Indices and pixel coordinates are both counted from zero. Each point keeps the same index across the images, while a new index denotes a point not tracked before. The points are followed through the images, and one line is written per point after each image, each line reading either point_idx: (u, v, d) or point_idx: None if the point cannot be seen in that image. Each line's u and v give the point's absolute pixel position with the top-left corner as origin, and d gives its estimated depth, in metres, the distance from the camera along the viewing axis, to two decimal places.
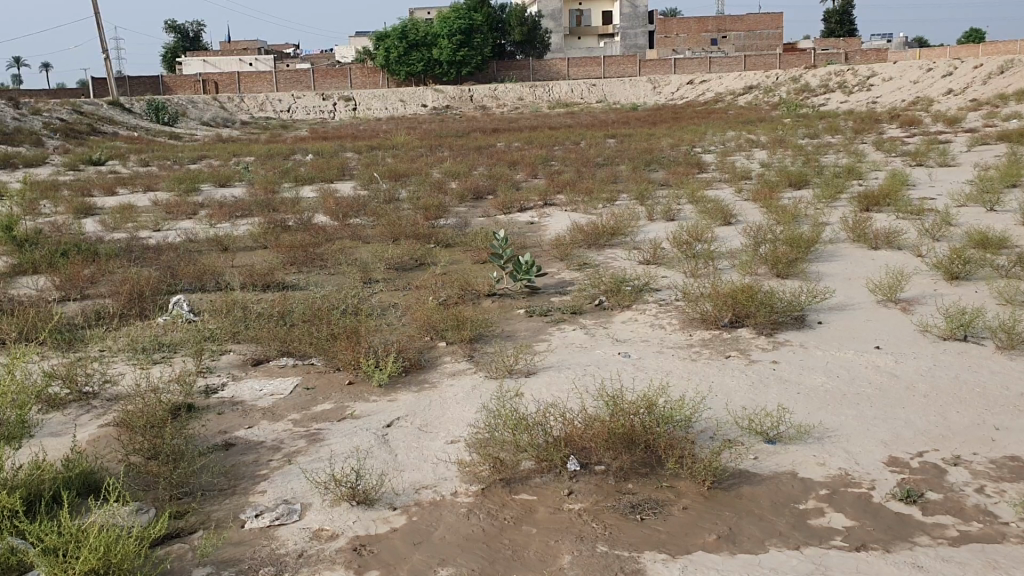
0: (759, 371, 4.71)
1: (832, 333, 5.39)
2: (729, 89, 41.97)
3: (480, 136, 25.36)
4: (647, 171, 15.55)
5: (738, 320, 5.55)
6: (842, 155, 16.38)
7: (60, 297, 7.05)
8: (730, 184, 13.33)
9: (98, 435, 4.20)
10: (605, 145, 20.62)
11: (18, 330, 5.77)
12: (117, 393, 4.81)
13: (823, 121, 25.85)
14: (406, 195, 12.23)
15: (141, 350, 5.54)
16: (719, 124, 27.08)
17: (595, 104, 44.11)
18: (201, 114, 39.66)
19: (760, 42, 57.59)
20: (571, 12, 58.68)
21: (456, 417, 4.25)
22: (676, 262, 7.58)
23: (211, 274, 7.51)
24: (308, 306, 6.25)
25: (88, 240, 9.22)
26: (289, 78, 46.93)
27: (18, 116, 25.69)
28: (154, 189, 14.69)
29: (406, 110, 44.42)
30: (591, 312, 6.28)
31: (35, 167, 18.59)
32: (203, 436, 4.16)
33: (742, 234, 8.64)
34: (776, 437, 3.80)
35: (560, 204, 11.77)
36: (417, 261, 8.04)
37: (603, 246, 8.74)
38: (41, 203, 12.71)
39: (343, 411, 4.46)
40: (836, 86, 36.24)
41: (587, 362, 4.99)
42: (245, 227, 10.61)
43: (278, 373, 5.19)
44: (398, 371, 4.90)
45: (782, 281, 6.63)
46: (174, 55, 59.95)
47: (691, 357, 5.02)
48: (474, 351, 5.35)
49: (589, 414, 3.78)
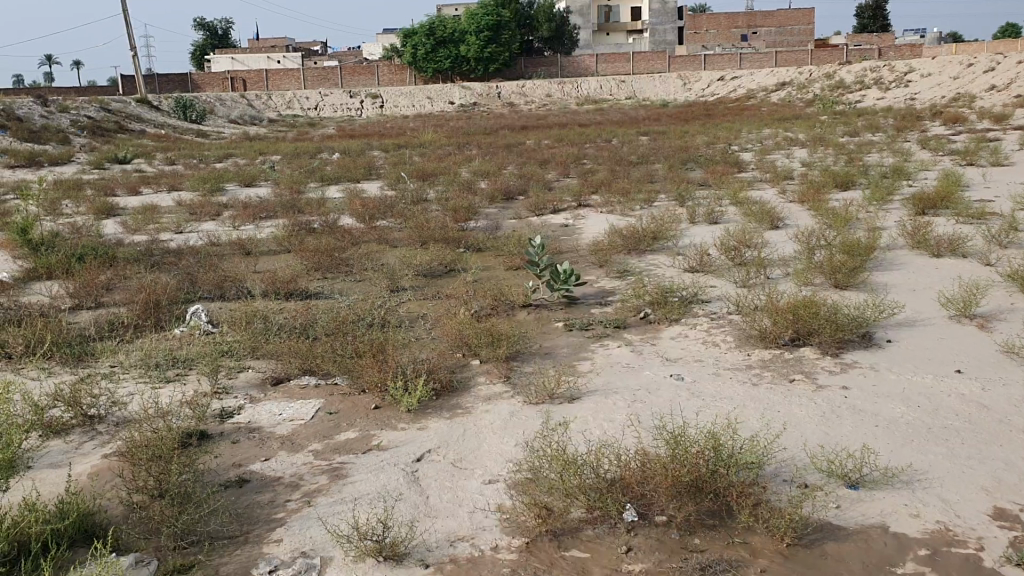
0: (828, 399, 4.25)
1: (903, 353, 4.90)
2: (761, 86, 41.21)
3: (509, 133, 24.94)
4: (684, 170, 15.03)
5: (799, 337, 5.09)
6: (887, 154, 15.75)
7: (73, 305, 6.69)
8: (772, 184, 12.82)
9: (100, 470, 3.80)
10: (638, 143, 20.15)
11: (26, 343, 5.41)
12: (125, 417, 4.40)
13: (863, 118, 25.16)
14: (436, 195, 11.80)
15: (155, 367, 5.16)
16: (753, 121, 26.47)
17: (624, 100, 43.52)
18: (228, 112, 39.58)
19: (792, 38, 56.71)
20: (600, 7, 57.99)
21: (495, 450, 3.83)
22: (725, 271, 7.11)
23: (232, 281, 7.12)
24: (333, 318, 5.86)
25: (108, 243, 8.91)
26: (318, 75, 46.79)
27: (46, 114, 25.62)
28: (178, 188, 14.41)
29: (434, 107, 44.08)
30: (637, 326, 5.84)
31: (61, 165, 18.41)
32: (214, 470, 3.76)
33: (792, 239, 8.14)
34: (858, 481, 3.34)
35: (595, 206, 11.30)
36: (447, 267, 7.62)
37: (644, 251, 8.28)
38: (63, 202, 12.43)
39: (369, 440, 4.04)
40: (872, 82, 35.40)
41: (636, 387, 4.56)
42: (269, 229, 10.26)
43: (299, 394, 4.78)
44: (429, 394, 4.49)
45: (842, 293, 6.15)
46: (204, 52, 60.13)
47: (752, 381, 4.56)
48: (512, 370, 4.92)
49: (648, 454, 3.34)
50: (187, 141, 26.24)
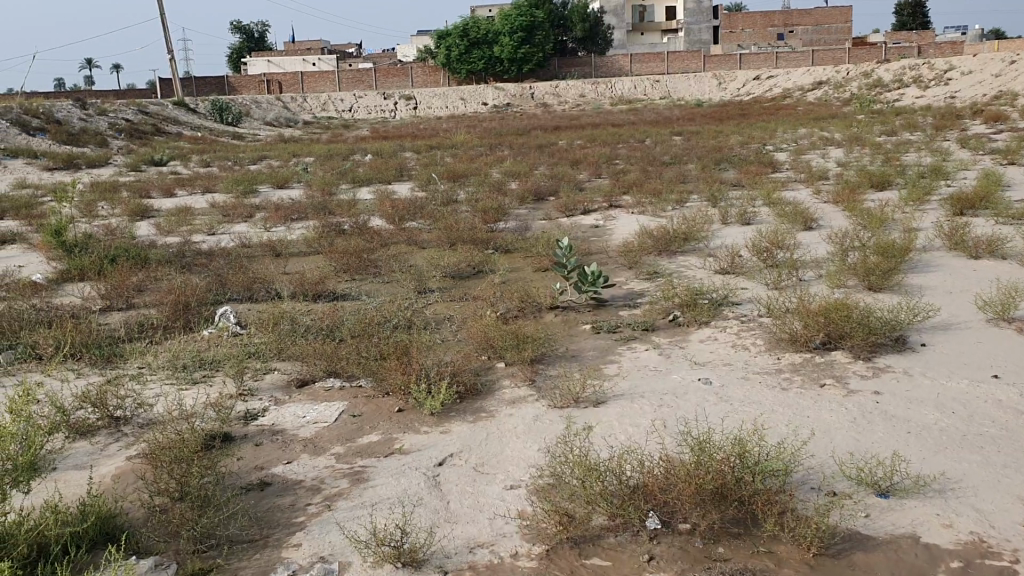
0: (859, 404, 4.15)
1: (939, 357, 4.78)
2: (797, 85, 40.76)
3: (542, 134, 24.87)
4: (717, 170, 14.89)
5: (831, 341, 4.99)
6: (925, 153, 15.49)
7: (104, 306, 6.74)
8: (807, 184, 12.66)
9: (123, 472, 3.81)
10: (671, 143, 20.00)
11: (56, 344, 5.46)
12: (151, 418, 4.42)
13: (901, 117, 24.78)
14: (466, 197, 11.78)
15: (182, 368, 5.18)
16: (789, 121, 26.17)
17: (659, 100, 43.27)
18: (264, 114, 39.92)
19: (829, 36, 56.05)
20: (634, 7, 57.74)
21: (517, 455, 3.79)
22: (756, 273, 7.00)
23: (261, 283, 7.14)
24: (359, 319, 5.85)
25: (141, 244, 8.99)
26: (352, 77, 47.05)
27: (85, 117, 26.00)
28: (212, 190, 14.53)
29: (467, 108, 44.14)
30: (666, 329, 5.77)
31: (98, 167, 18.66)
32: (236, 473, 3.75)
33: (826, 240, 8.01)
34: (888, 489, 3.25)
35: (627, 206, 11.22)
36: (475, 268, 7.59)
37: (674, 253, 8.19)
38: (99, 203, 12.59)
39: (391, 444, 4.02)
40: (911, 80, 34.87)
41: (663, 391, 4.50)
42: (300, 230, 10.30)
43: (324, 396, 4.77)
44: (452, 397, 4.45)
45: (876, 295, 6.03)
46: (240, 55, 60.73)
47: (782, 386, 4.48)
48: (537, 373, 4.88)
49: (672, 459, 3.27)
50: (222, 144, 26.51)
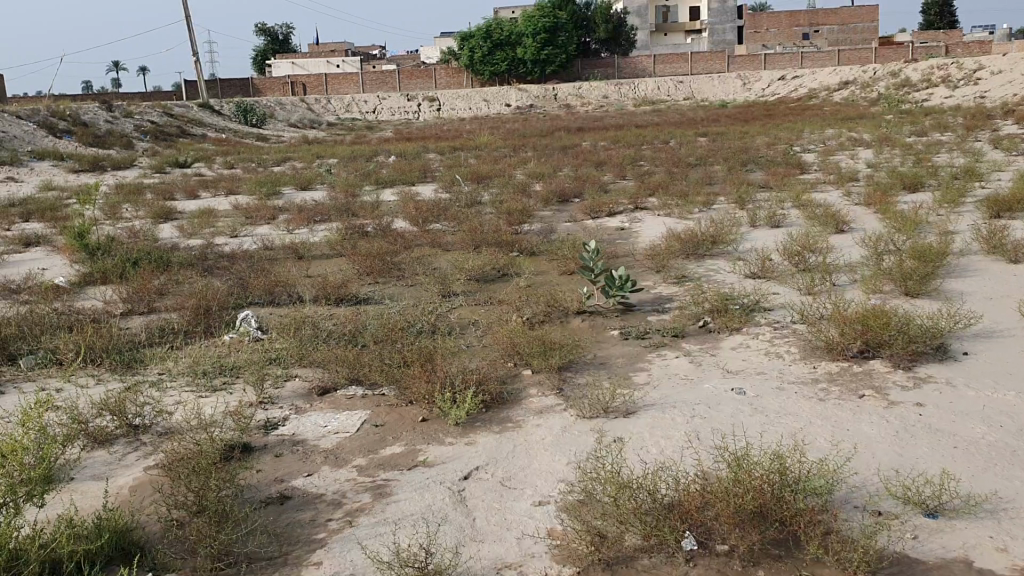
0: (901, 416, 3.99)
1: (983, 368, 4.59)
2: (823, 85, 40.34)
3: (565, 135, 24.72)
4: (744, 172, 14.68)
5: (868, 349, 4.82)
6: (956, 154, 15.21)
7: (126, 310, 6.66)
8: (836, 185, 12.44)
9: (141, 484, 3.70)
10: (696, 144, 19.80)
11: (77, 350, 5.37)
12: (170, 427, 4.31)
13: (931, 117, 24.42)
14: (490, 198, 11.64)
15: (202, 374, 5.07)
16: (816, 121, 25.84)
17: (683, 101, 42.95)
18: (288, 115, 40.06)
19: (855, 36, 55.46)
20: (657, 8, 57.47)
21: (545, 469, 3.66)
22: (788, 277, 6.82)
23: (282, 287, 7.04)
24: (382, 325, 5.73)
25: (164, 247, 8.92)
26: (375, 78, 47.11)
27: (110, 120, 26.16)
28: (235, 192, 14.50)
29: (491, 109, 44.05)
30: (696, 336, 5.61)
31: (123, 169, 18.72)
32: (256, 486, 3.65)
33: (858, 244, 7.81)
34: (936, 509, 3.08)
35: (652, 208, 11.06)
36: (500, 271, 7.46)
37: (703, 256, 8.02)
38: (123, 205, 12.58)
39: (414, 456, 3.90)
40: (940, 80, 34.41)
41: (695, 401, 4.34)
42: (323, 232, 10.21)
43: (346, 404, 4.66)
44: (478, 407, 4.33)
45: (914, 301, 5.83)
46: (264, 56, 61.04)
47: (818, 397, 4.31)
48: (565, 381, 4.74)
49: (708, 478, 3.13)
50: (246, 145, 26.61)
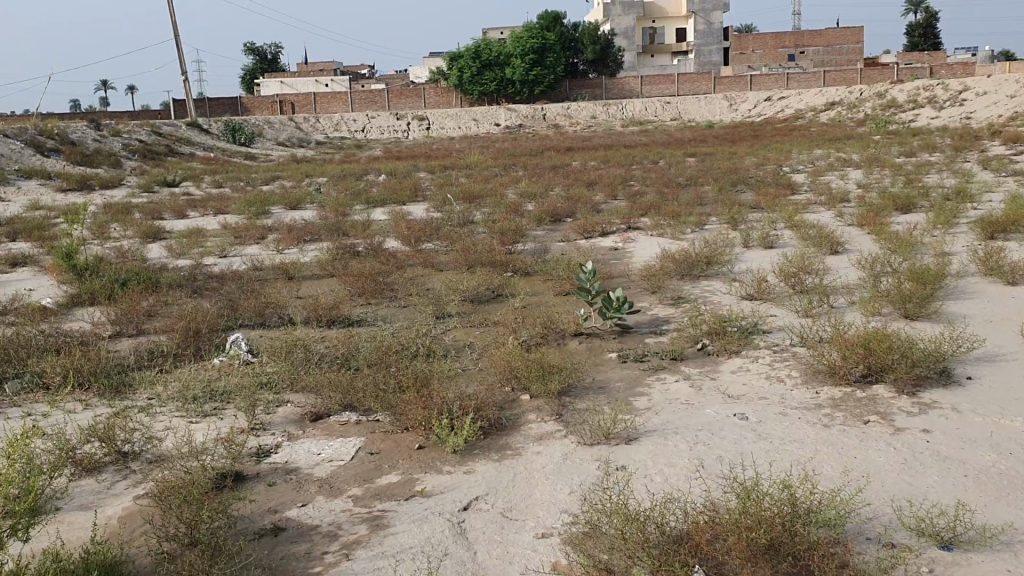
0: (909, 443, 3.91)
1: (987, 392, 4.53)
2: (810, 106, 40.58)
3: (555, 155, 24.73)
4: (735, 192, 14.66)
5: (871, 374, 4.75)
6: (946, 175, 15.25)
7: (114, 332, 6.52)
8: (828, 206, 12.42)
9: (130, 514, 3.58)
10: (685, 164, 19.82)
11: (63, 374, 5.24)
12: (160, 454, 4.18)
13: (918, 138, 24.54)
14: (482, 218, 11.57)
15: (192, 399, 4.95)
16: (804, 141, 25.94)
17: (670, 121, 43.12)
18: (276, 134, 39.97)
19: (840, 57, 55.92)
20: (645, 29, 57.86)
21: (547, 499, 3.56)
22: (785, 299, 6.76)
23: (273, 308, 6.92)
24: (375, 347, 5.64)
25: (152, 267, 8.79)
26: (364, 98, 47.12)
27: (98, 139, 26.03)
28: (224, 212, 14.38)
29: (479, 129, 44.09)
30: (695, 359, 5.52)
31: (111, 188, 18.58)
32: (249, 516, 3.54)
33: (854, 265, 7.76)
34: (952, 541, 2.99)
35: (645, 228, 11.01)
36: (494, 292, 7.37)
37: (698, 277, 7.95)
38: (111, 225, 12.44)
39: (412, 485, 3.80)
40: (926, 101, 34.64)
41: (697, 426, 4.26)
42: (313, 252, 10.10)
43: (340, 431, 4.55)
44: (476, 434, 4.23)
45: (914, 324, 5.78)
46: (252, 76, 61.05)
47: (822, 422, 4.24)
48: (564, 407, 4.64)
49: (717, 509, 3.04)
50: (235, 164, 26.50)
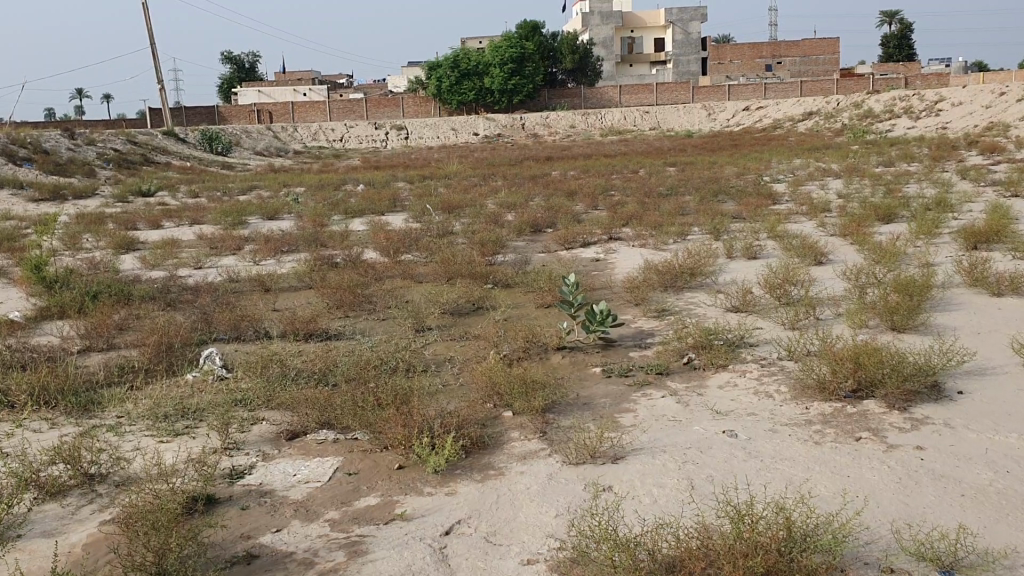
0: (903, 461, 3.80)
1: (979, 407, 4.44)
2: (788, 115, 40.81)
3: (535, 164, 24.69)
4: (716, 201, 14.63)
5: (861, 389, 4.65)
6: (925, 185, 15.27)
7: (83, 347, 6.30)
8: (810, 216, 12.39)
9: (96, 541, 3.40)
10: (665, 174, 19.79)
11: (28, 392, 5.02)
12: (128, 476, 3.99)
13: (895, 147, 24.67)
14: (461, 228, 11.45)
15: (163, 418, 4.77)
16: (782, 151, 26.00)
17: (649, 131, 43.21)
18: (254, 144, 39.71)
19: (816, 67, 56.34)
20: (623, 39, 58.09)
21: (533, 522, 3.43)
22: (771, 311, 6.67)
23: (249, 321, 6.73)
24: (354, 362, 5.48)
25: (125, 279, 8.59)
26: (343, 107, 46.91)
27: (72, 148, 25.74)
28: (200, 222, 14.18)
29: (458, 138, 43.99)
30: (681, 373, 5.41)
31: (85, 198, 18.30)
32: (221, 543, 3.38)
33: (839, 276, 7.69)
34: (953, 566, 2.87)
35: (626, 239, 10.92)
36: (474, 304, 7.24)
37: (681, 288, 7.85)
38: (84, 236, 12.20)
39: (392, 509, 3.65)
40: (902, 111, 34.83)
41: (686, 444, 4.14)
42: (290, 263, 9.93)
43: (317, 450, 4.39)
44: (458, 453, 4.08)
45: (901, 336, 5.69)
46: (230, 85, 60.72)
47: (813, 439, 4.13)
48: (548, 424, 4.51)
49: (709, 534, 2.91)
50: (211, 173, 26.23)
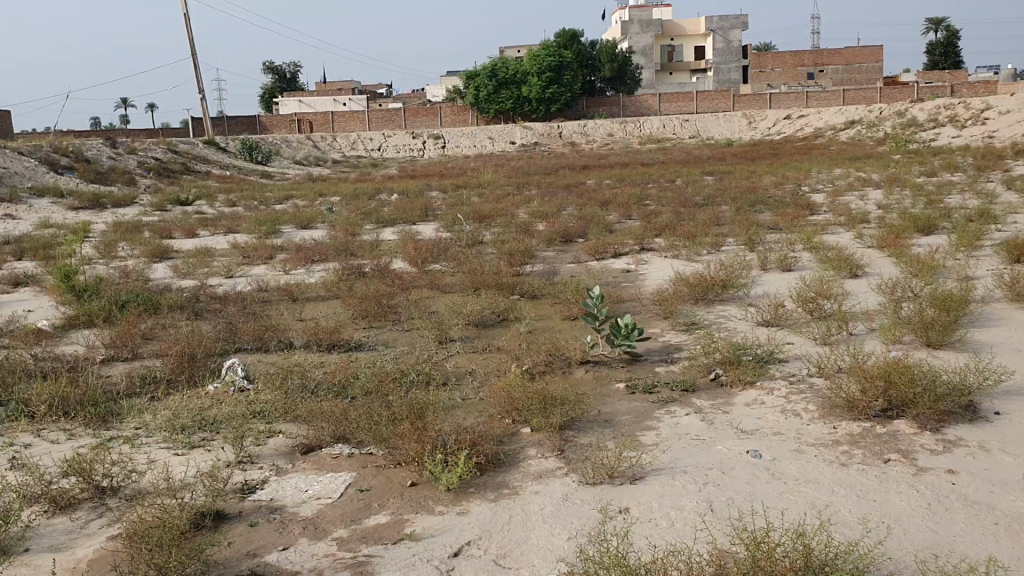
0: (933, 486, 3.65)
1: (1016, 430, 4.25)
2: (829, 124, 40.28)
3: (570, 173, 24.59)
4: (752, 212, 14.39)
5: (892, 409, 4.49)
6: (968, 196, 14.89)
7: (108, 356, 6.31)
8: (848, 227, 12.15)
9: (101, 557, 3.36)
10: (702, 183, 19.60)
11: (49, 403, 5.01)
12: (139, 490, 3.95)
13: (938, 157, 24.21)
14: (491, 238, 11.38)
15: (180, 429, 4.73)
16: (823, 161, 25.62)
17: (688, 139, 42.90)
18: (294, 153, 40.09)
19: (859, 76, 55.61)
20: (662, 47, 57.84)
21: (544, 545, 3.34)
22: (803, 326, 6.50)
23: (273, 332, 6.69)
24: (373, 375, 5.42)
25: (154, 288, 8.63)
26: (382, 116, 47.18)
27: (114, 156, 26.12)
28: (235, 231, 14.28)
29: (495, 147, 44.03)
30: (707, 390, 5.28)
31: (124, 206, 18.54)
32: (227, 562, 3.32)
33: (875, 290, 7.48)
34: None
35: (658, 249, 10.78)
36: (500, 316, 7.16)
37: (712, 301, 7.70)
38: (120, 245, 12.32)
39: (401, 528, 3.58)
40: (947, 119, 34.14)
41: (707, 464, 4.02)
42: (320, 273, 9.93)
43: (330, 465, 4.33)
44: (472, 471, 4.00)
45: (937, 353, 5.50)
46: (272, 95, 61.42)
47: (840, 461, 3.98)
48: (567, 442, 4.41)
49: (722, 563, 2.79)
50: (250, 183, 26.48)
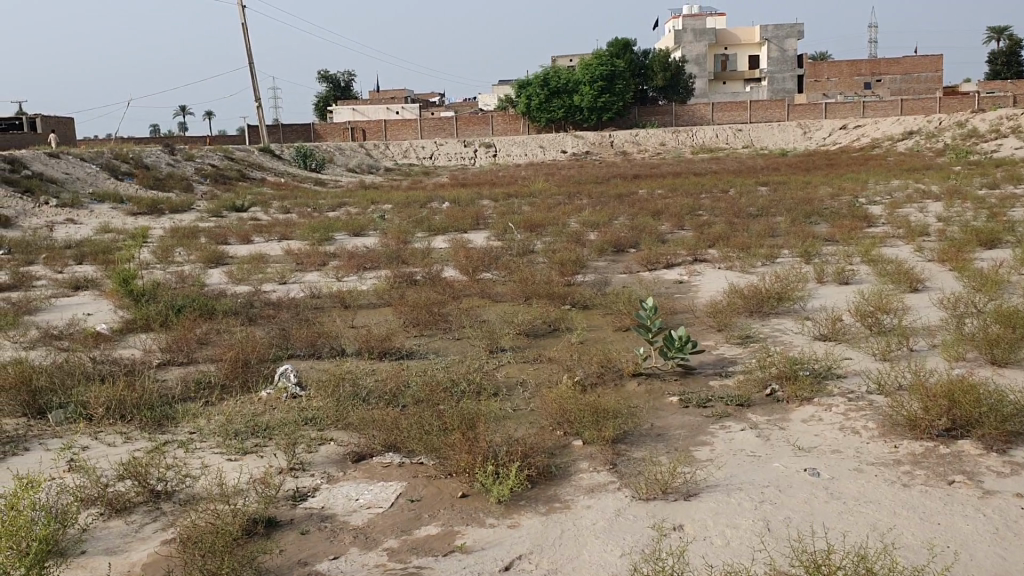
0: (1001, 510, 3.51)
1: None
2: (887, 135, 39.53)
3: (621, 182, 24.48)
4: (808, 223, 14.15)
5: (955, 428, 4.35)
6: None
7: (163, 361, 6.40)
8: (907, 240, 11.87)
9: (156, 561, 3.39)
10: (756, 194, 19.33)
11: (107, 405, 5.09)
12: (193, 495, 3.98)
13: (1001, 169, 23.58)
14: (542, 247, 11.35)
15: (233, 434, 4.76)
16: (881, 171, 25.12)
17: (741, 149, 42.45)
18: (347, 160, 40.51)
19: (918, 85, 54.58)
20: (715, 56, 57.45)
21: (597, 561, 3.28)
22: (861, 341, 6.35)
23: (326, 338, 6.73)
24: (424, 383, 5.41)
25: (209, 293, 8.75)
26: (434, 125, 47.47)
27: (172, 163, 26.63)
28: (288, 237, 14.44)
29: (546, 156, 44.01)
30: (763, 405, 5.17)
31: (181, 212, 18.88)
32: (277, 570, 3.32)
33: (936, 305, 7.28)
34: None
35: (712, 260, 10.64)
36: (551, 326, 7.11)
37: (767, 313, 7.57)
38: (176, 250, 12.52)
39: (452, 540, 3.55)
40: (1010, 130, 33.18)
41: (764, 482, 3.93)
42: (371, 280, 9.98)
43: (381, 474, 4.32)
44: (523, 483, 3.96)
45: (1002, 371, 5.33)
46: (326, 103, 62.20)
47: (902, 481, 3.87)
48: (619, 456, 4.35)
49: None
50: (303, 190, 26.77)
